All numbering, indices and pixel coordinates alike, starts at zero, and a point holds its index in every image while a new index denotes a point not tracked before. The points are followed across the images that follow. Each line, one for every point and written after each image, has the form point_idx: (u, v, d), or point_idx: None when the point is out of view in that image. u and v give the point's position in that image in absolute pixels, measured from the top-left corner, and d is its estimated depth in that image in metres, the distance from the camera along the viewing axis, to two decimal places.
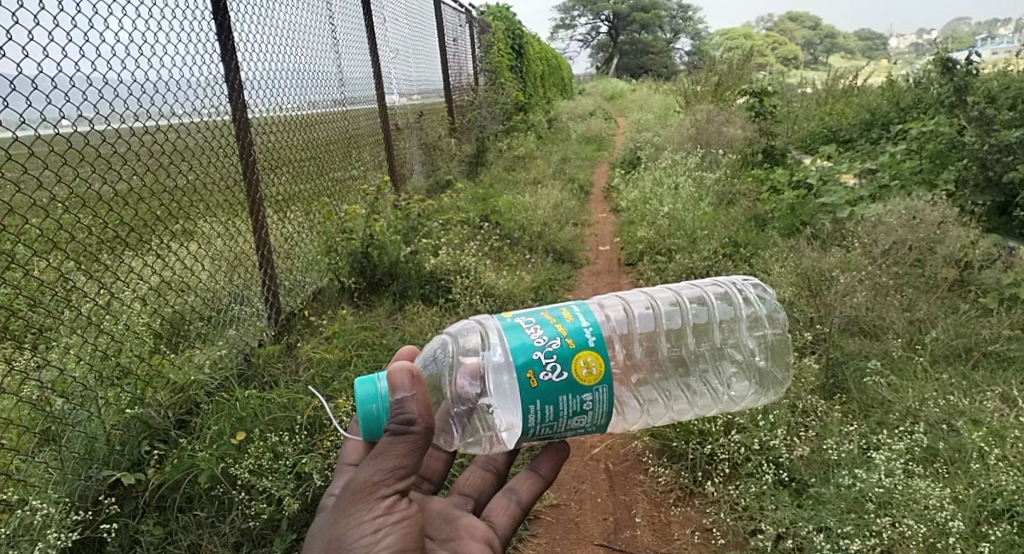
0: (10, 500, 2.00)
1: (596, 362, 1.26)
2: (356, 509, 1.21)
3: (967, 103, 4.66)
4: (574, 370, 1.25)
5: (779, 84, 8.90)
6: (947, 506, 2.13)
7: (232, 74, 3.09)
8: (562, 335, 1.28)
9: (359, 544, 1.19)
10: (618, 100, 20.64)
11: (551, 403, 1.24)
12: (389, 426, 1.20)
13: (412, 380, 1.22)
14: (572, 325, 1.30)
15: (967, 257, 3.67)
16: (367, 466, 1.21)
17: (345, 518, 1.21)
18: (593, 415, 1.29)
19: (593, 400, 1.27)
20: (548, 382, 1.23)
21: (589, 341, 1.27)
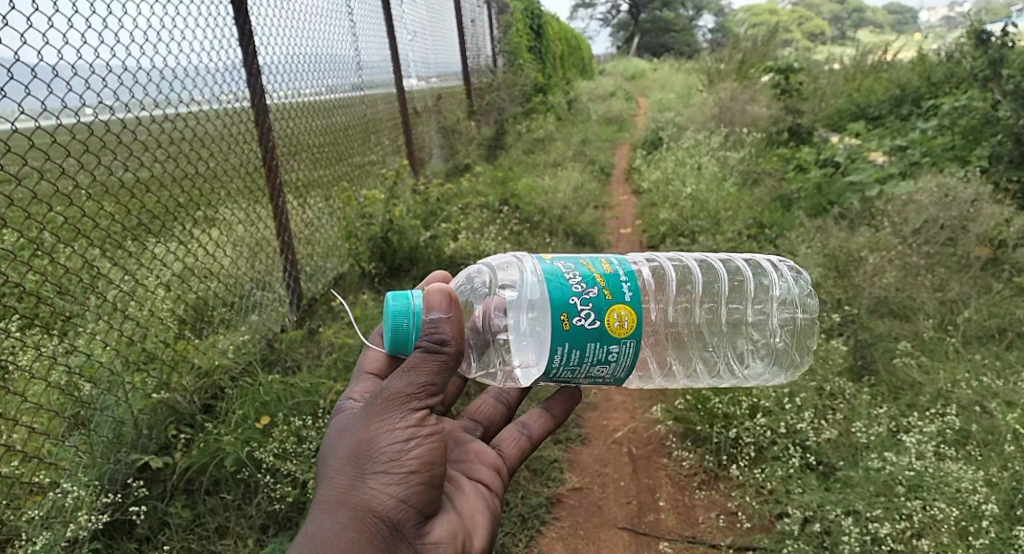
0: (42, 484, 2.06)
1: (629, 317, 1.23)
2: (387, 417, 1.14)
3: (1003, 76, 4.48)
4: (607, 322, 1.22)
5: (805, 61, 8.67)
6: (980, 490, 2.07)
7: (251, 59, 3.04)
8: (601, 284, 1.24)
9: (389, 451, 1.12)
10: (640, 80, 20.33)
11: (578, 348, 1.22)
12: (424, 338, 1.18)
13: (449, 303, 1.22)
14: (610, 274, 1.27)
15: (1001, 235, 3.54)
16: (400, 374, 1.16)
17: (372, 426, 1.14)
18: (615, 367, 1.27)
19: (619, 353, 1.25)
20: (580, 327, 1.21)
21: (626, 296, 1.24)
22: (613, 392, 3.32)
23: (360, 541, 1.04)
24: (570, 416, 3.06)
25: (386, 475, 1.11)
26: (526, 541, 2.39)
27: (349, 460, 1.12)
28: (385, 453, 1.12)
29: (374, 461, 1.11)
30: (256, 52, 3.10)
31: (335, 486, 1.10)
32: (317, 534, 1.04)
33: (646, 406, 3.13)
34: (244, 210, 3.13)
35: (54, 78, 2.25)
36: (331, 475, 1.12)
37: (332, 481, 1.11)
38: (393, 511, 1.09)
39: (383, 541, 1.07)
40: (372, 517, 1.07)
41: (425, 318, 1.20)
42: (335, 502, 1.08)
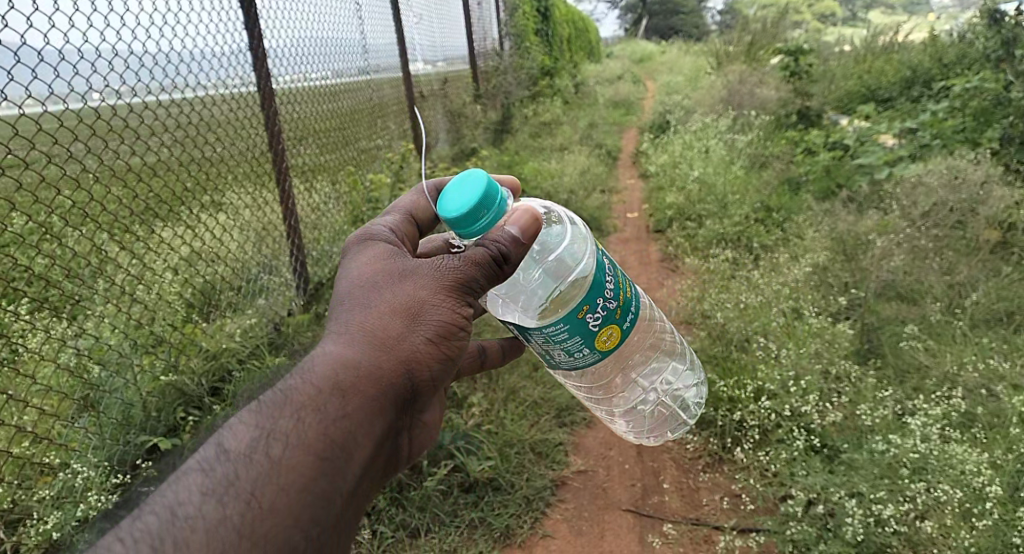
0: (53, 464, 2.10)
1: (614, 336, 1.22)
2: (445, 294, 1.06)
3: (1016, 56, 4.40)
4: (600, 335, 1.19)
5: (814, 42, 8.56)
6: (985, 472, 2.07)
7: (257, 42, 3.01)
8: (619, 302, 1.23)
9: (439, 332, 1.05)
10: (648, 63, 20.16)
11: (571, 336, 1.17)
12: (501, 244, 1.09)
13: (530, 229, 1.13)
14: (628, 301, 1.26)
15: (1012, 218, 3.50)
16: (472, 262, 1.08)
17: (427, 294, 1.06)
18: (567, 362, 1.23)
19: (581, 358, 1.21)
20: (585, 321, 1.17)
21: (624, 324, 1.24)
22: None
23: (385, 401, 0.99)
24: (575, 400, 3.07)
25: (427, 348, 1.04)
26: (531, 522, 2.42)
27: (397, 312, 1.03)
28: (431, 327, 1.04)
29: (418, 327, 1.04)
30: (262, 35, 3.08)
31: (376, 331, 1.01)
32: (350, 371, 0.96)
33: None
34: (250, 194, 3.16)
35: (59, 63, 2.25)
36: (370, 315, 1.03)
37: (372, 322, 1.02)
38: (418, 383, 1.04)
39: (399, 407, 1.03)
40: (402, 381, 1.02)
41: (514, 224, 1.10)
42: (372, 347, 1.00)
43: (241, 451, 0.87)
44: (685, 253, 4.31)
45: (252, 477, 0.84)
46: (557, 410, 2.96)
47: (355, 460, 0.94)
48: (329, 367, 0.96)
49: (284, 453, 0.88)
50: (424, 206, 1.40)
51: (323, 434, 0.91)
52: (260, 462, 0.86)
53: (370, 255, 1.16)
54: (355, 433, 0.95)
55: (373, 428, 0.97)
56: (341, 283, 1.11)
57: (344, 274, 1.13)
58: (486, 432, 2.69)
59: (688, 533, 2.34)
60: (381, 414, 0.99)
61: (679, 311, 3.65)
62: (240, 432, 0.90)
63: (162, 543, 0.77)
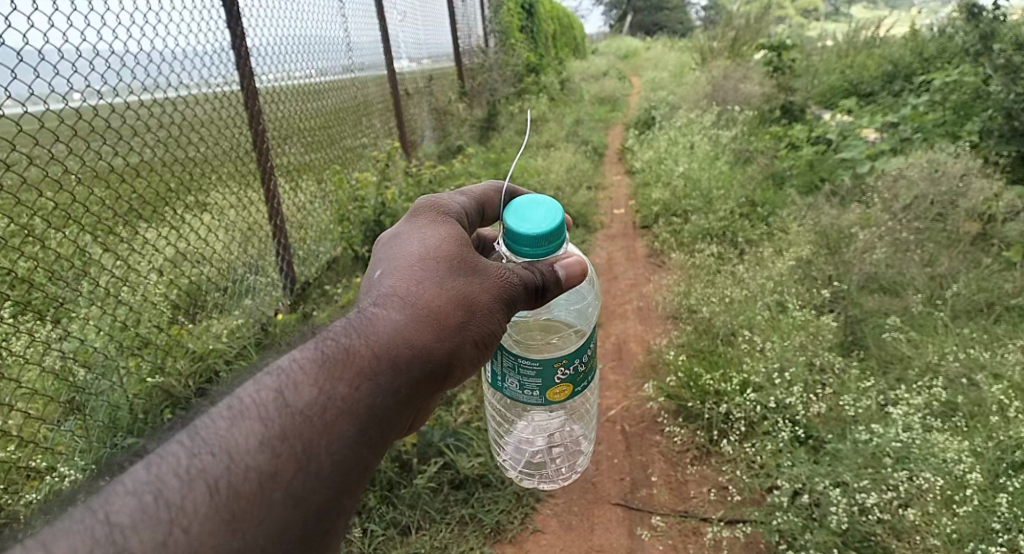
0: (39, 468, 2.08)
1: (562, 398, 1.24)
2: (501, 304, 1.11)
3: (994, 50, 4.46)
4: (557, 386, 1.22)
5: (797, 37, 8.63)
6: (966, 459, 2.11)
7: (240, 41, 3.01)
8: (586, 370, 1.27)
9: (483, 333, 1.09)
10: (634, 59, 20.22)
11: (533, 374, 1.20)
12: (548, 282, 1.19)
13: (568, 276, 1.22)
14: (590, 372, 1.30)
15: (991, 210, 3.56)
16: (525, 284, 1.17)
17: (488, 296, 1.10)
18: (513, 391, 1.24)
19: (526, 397, 1.23)
20: (553, 369, 1.20)
21: (577, 390, 1.26)
22: (606, 371, 3.33)
23: (426, 385, 1.01)
24: None
25: (473, 345, 1.08)
26: (521, 518, 2.44)
27: (459, 302, 1.07)
28: (481, 327, 1.09)
29: (471, 320, 1.07)
30: (245, 34, 3.07)
31: (436, 315, 1.04)
32: (408, 350, 0.98)
33: (640, 384, 3.15)
34: (235, 193, 3.14)
35: (40, 63, 2.24)
36: (434, 296, 1.05)
37: (435, 304, 1.04)
38: (453, 374, 1.08)
39: (433, 393, 1.05)
40: (446, 370, 1.04)
41: (566, 269, 1.21)
42: (430, 330, 1.02)
43: (298, 406, 0.88)
44: (671, 248, 4.33)
45: (305, 438, 0.85)
46: None
47: (389, 438, 0.96)
48: (390, 339, 0.98)
49: (338, 420, 0.89)
50: (494, 202, 1.42)
51: (373, 406, 0.93)
52: (314, 424, 0.87)
53: (439, 231, 1.18)
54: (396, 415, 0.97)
55: (409, 409, 1.00)
56: (409, 251, 1.12)
57: (413, 243, 1.14)
58: (475, 429, 2.70)
59: (676, 525, 2.38)
60: (420, 397, 1.01)
61: (666, 306, 3.68)
62: (301, 383, 0.90)
63: (217, 485, 0.79)
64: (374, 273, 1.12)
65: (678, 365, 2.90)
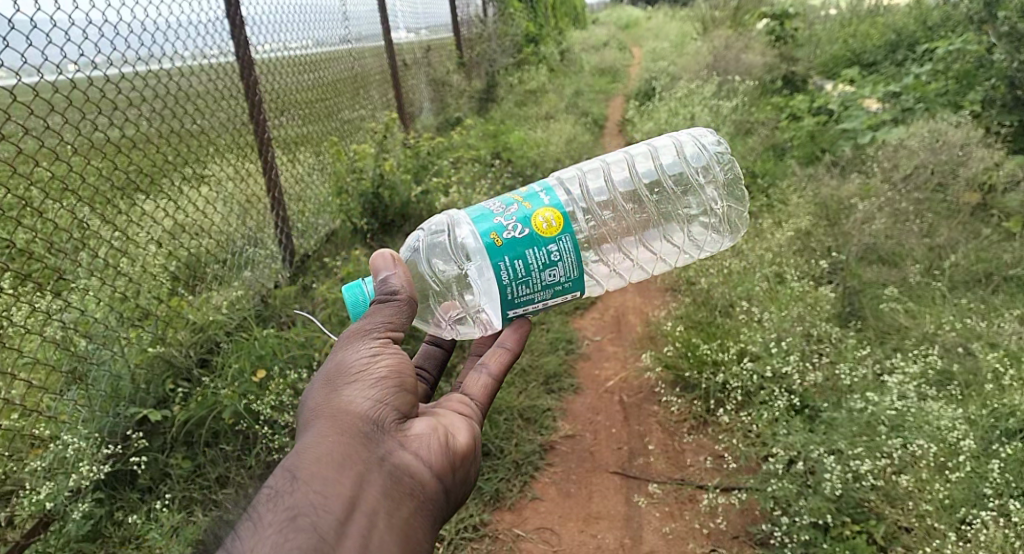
0: (43, 436, 2.12)
1: (555, 217, 1.30)
2: (350, 345, 1.15)
3: (998, 17, 4.40)
4: (534, 225, 1.29)
5: (801, 6, 8.48)
6: (960, 426, 2.14)
7: (234, 10, 2.96)
8: (517, 202, 1.34)
9: (354, 368, 1.11)
10: (634, 30, 19.91)
11: (519, 258, 1.27)
12: (382, 287, 1.24)
13: (393, 261, 1.28)
14: (528, 193, 1.36)
15: (991, 180, 3.54)
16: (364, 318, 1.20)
17: (339, 356, 1.14)
18: (565, 267, 1.30)
19: (562, 252, 1.29)
20: (512, 238, 1.28)
21: (545, 200, 1.33)
22: (604, 342, 3.35)
23: (342, 447, 1.00)
24: (563, 367, 3.11)
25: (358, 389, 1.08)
26: (520, 486, 2.48)
27: (318, 387, 1.11)
28: (354, 375, 1.10)
29: (341, 383, 1.10)
30: (239, 4, 3.02)
31: (312, 412, 1.07)
32: (293, 453, 0.99)
33: (638, 354, 3.17)
34: (233, 165, 3.11)
35: (33, 31, 2.22)
36: (306, 407, 1.10)
37: (306, 411, 1.08)
38: (373, 418, 1.06)
39: (366, 445, 1.02)
40: (346, 426, 1.03)
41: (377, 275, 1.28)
42: (311, 424, 1.04)
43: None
44: None
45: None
46: (545, 377, 3.01)
47: (332, 509, 0.91)
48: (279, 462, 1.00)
49: (251, 538, 0.86)
50: None
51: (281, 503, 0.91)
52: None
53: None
54: (318, 489, 0.93)
55: (342, 474, 0.96)
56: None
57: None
58: None
59: (673, 493, 2.42)
60: (341, 458, 0.98)
61: (665, 278, 3.68)
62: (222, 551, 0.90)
63: None
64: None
65: (676, 335, 2.92)
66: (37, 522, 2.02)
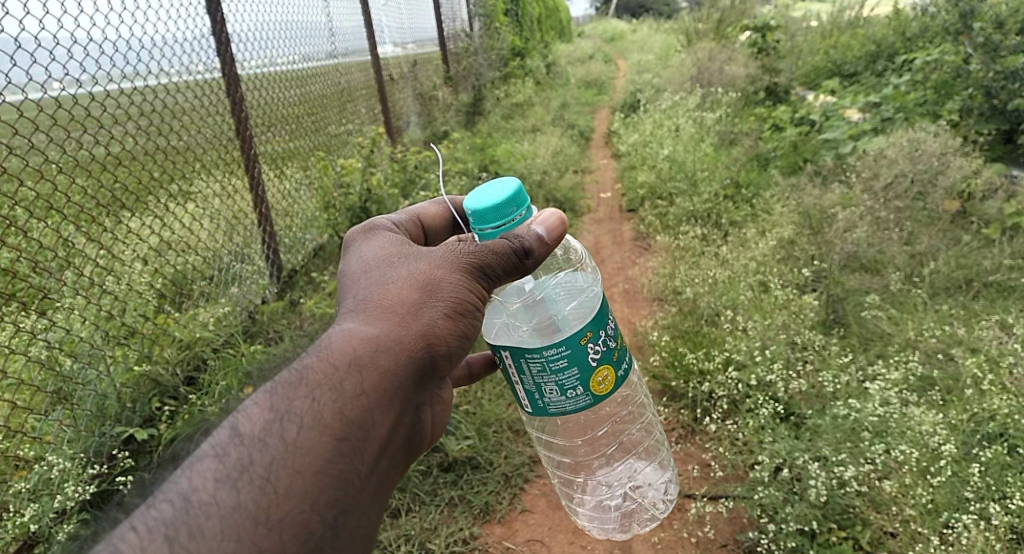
0: (28, 457, 2.10)
1: (606, 388, 1.17)
2: (464, 274, 1.06)
3: (973, 28, 4.49)
4: (597, 372, 1.15)
5: (782, 18, 8.63)
6: (941, 432, 2.17)
7: (220, 27, 2.98)
8: (617, 346, 1.20)
9: (453, 301, 1.03)
10: (619, 42, 20.13)
11: (568, 364, 1.11)
12: (525, 240, 1.11)
13: (557, 234, 1.15)
14: (623, 352, 1.23)
15: (970, 188, 3.61)
16: (497, 251, 1.09)
17: (449, 272, 1.06)
18: (556, 403, 1.15)
19: (573, 399, 1.14)
20: (586, 351, 1.12)
21: (619, 372, 1.20)
22: None
23: (405, 376, 0.96)
24: None
25: (448, 325, 1.02)
26: (510, 498, 2.48)
27: (415, 287, 1.03)
28: (453, 304, 1.03)
29: (435, 304, 1.02)
30: (225, 19, 3.03)
31: (396, 309, 1.00)
32: (366, 350, 0.94)
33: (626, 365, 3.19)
34: (219, 181, 3.12)
35: (17, 50, 2.23)
36: (388, 292, 1.02)
37: (392, 299, 1.01)
38: (437, 359, 1.02)
39: (416, 391, 0.99)
40: (417, 359, 0.98)
41: (535, 220, 1.14)
42: (391, 322, 0.98)
43: (253, 434, 0.84)
44: (657, 230, 4.38)
45: (264, 462, 0.81)
46: None
47: (372, 437, 0.90)
48: (347, 344, 0.94)
49: (301, 434, 0.84)
50: (434, 215, 1.43)
51: (337, 413, 0.88)
52: (272, 446, 0.82)
53: (379, 241, 1.17)
54: (371, 417, 0.91)
55: (390, 412, 0.94)
56: (355, 266, 1.11)
57: (358, 257, 1.14)
58: (462, 413, 2.74)
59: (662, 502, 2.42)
60: (398, 397, 0.95)
61: (651, 288, 3.72)
62: (255, 415, 0.86)
63: (178, 538, 0.73)
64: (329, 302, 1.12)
65: (662, 346, 2.95)
66: (21, 544, 1.98)
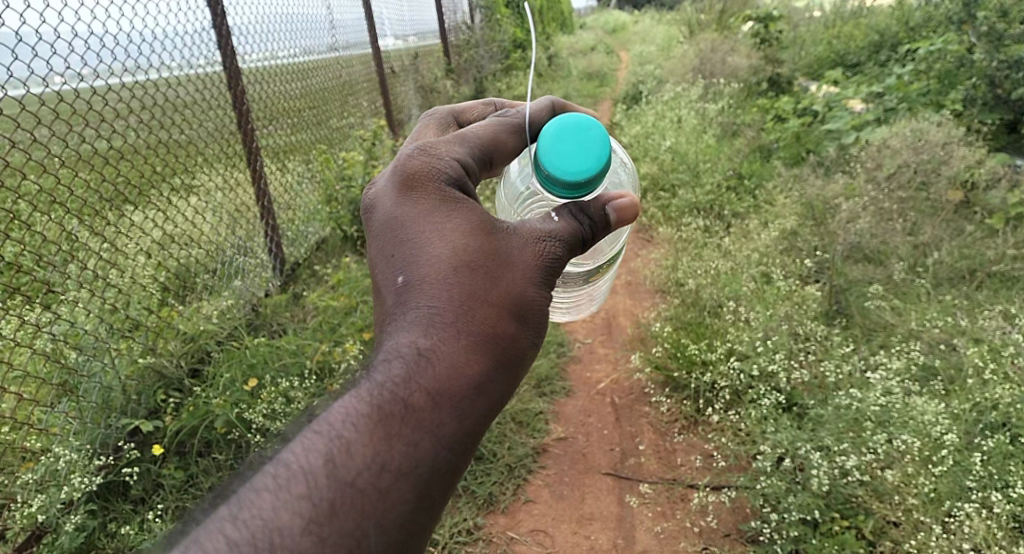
0: (34, 449, 2.12)
1: None
2: (547, 289, 1.04)
3: (977, 17, 4.46)
4: None
5: (785, 9, 8.58)
6: (944, 422, 2.16)
7: (220, 20, 2.96)
8: None
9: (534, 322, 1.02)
10: (621, 34, 20.03)
11: None
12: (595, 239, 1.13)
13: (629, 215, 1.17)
14: None
15: (974, 177, 3.59)
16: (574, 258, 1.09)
17: (537, 290, 1.02)
18: None
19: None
20: None
21: None
22: (596, 344, 3.36)
23: (492, 410, 0.95)
24: (554, 369, 3.12)
25: (528, 349, 1.02)
26: (513, 489, 2.49)
27: (509, 314, 0.98)
28: (537, 321, 1.03)
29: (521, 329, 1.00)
30: (226, 14, 3.03)
31: (491, 337, 0.95)
32: (466, 387, 0.91)
33: (629, 356, 3.19)
34: (221, 175, 3.12)
35: (17, 44, 2.23)
36: (484, 311, 0.96)
37: (490, 320, 0.96)
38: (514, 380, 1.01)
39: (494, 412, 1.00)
40: (502, 388, 0.97)
41: (608, 203, 1.13)
42: (490, 351, 0.94)
43: (348, 481, 0.79)
44: (659, 222, 4.38)
45: (358, 518, 0.78)
46: (536, 380, 3.02)
47: (456, 480, 0.90)
48: (446, 379, 0.89)
49: (398, 488, 0.82)
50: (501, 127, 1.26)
51: (433, 461, 0.86)
52: (369, 498, 0.79)
53: (464, 215, 1.02)
54: (459, 458, 0.90)
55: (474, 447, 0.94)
56: (440, 253, 0.98)
57: (443, 239, 0.99)
58: None
59: (665, 493, 2.43)
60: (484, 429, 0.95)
61: (653, 280, 3.72)
62: (351, 455, 0.81)
63: None
64: (398, 278, 0.99)
65: (664, 336, 2.95)
66: (30, 535, 2.01)
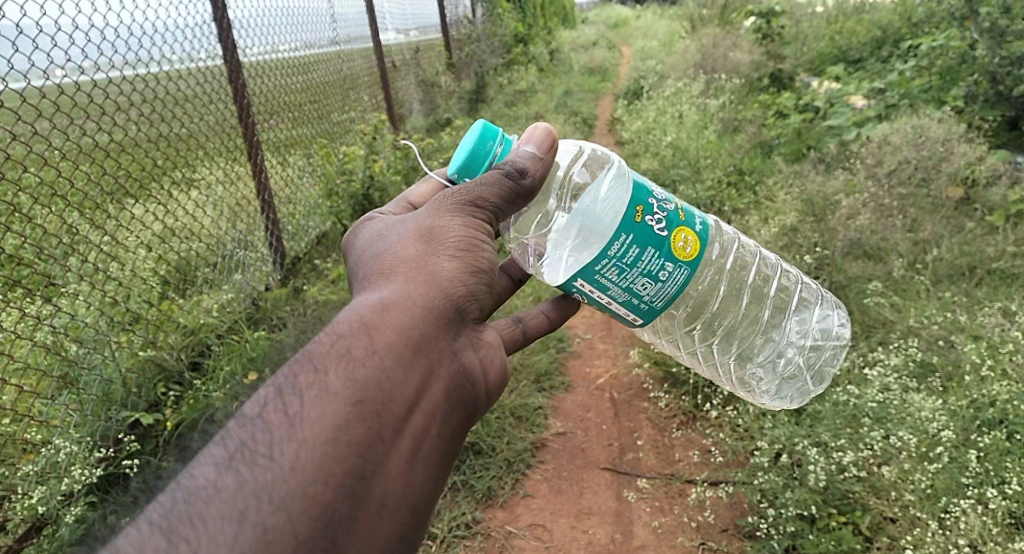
0: (35, 441, 2.13)
1: (693, 243, 1.21)
2: (458, 212, 1.07)
3: (980, 13, 4.45)
4: (677, 249, 1.19)
5: (787, 4, 8.55)
6: (940, 418, 2.17)
7: (221, 13, 2.96)
8: (677, 206, 1.23)
9: (454, 240, 1.03)
10: (622, 29, 19.94)
11: (646, 248, 1.16)
12: (513, 163, 1.15)
13: (545, 145, 1.21)
14: (686, 212, 1.25)
15: (974, 174, 3.60)
16: (488, 183, 1.11)
17: (447, 219, 1.06)
18: (661, 289, 1.19)
19: (668, 280, 1.18)
20: (649, 225, 1.17)
21: (691, 222, 1.23)
22: (596, 340, 3.37)
23: (422, 325, 0.93)
24: (553, 364, 3.13)
25: (456, 265, 1.01)
26: (512, 483, 2.50)
27: (413, 245, 1.02)
28: (458, 243, 1.04)
29: (439, 249, 1.02)
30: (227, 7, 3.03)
31: (396, 270, 0.99)
32: (375, 308, 0.92)
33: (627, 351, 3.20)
34: (222, 168, 3.12)
35: (20, 37, 2.23)
36: (387, 258, 1.02)
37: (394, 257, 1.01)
38: (459, 305, 0.99)
39: (445, 335, 0.96)
40: (432, 307, 0.95)
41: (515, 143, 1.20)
42: (400, 278, 0.97)
43: (254, 416, 0.79)
44: None
45: (267, 440, 0.76)
46: (536, 375, 3.02)
47: (398, 394, 0.85)
48: (353, 311, 0.92)
49: (308, 406, 0.79)
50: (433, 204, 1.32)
51: (349, 372, 0.83)
52: (276, 422, 0.77)
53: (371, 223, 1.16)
54: (387, 367, 0.86)
55: (414, 362, 0.89)
56: (355, 254, 1.09)
57: (355, 246, 1.12)
58: None
59: (663, 488, 2.44)
60: (421, 344, 0.91)
61: None
62: (257, 399, 0.82)
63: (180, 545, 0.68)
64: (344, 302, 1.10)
65: None
66: (30, 527, 2.00)
